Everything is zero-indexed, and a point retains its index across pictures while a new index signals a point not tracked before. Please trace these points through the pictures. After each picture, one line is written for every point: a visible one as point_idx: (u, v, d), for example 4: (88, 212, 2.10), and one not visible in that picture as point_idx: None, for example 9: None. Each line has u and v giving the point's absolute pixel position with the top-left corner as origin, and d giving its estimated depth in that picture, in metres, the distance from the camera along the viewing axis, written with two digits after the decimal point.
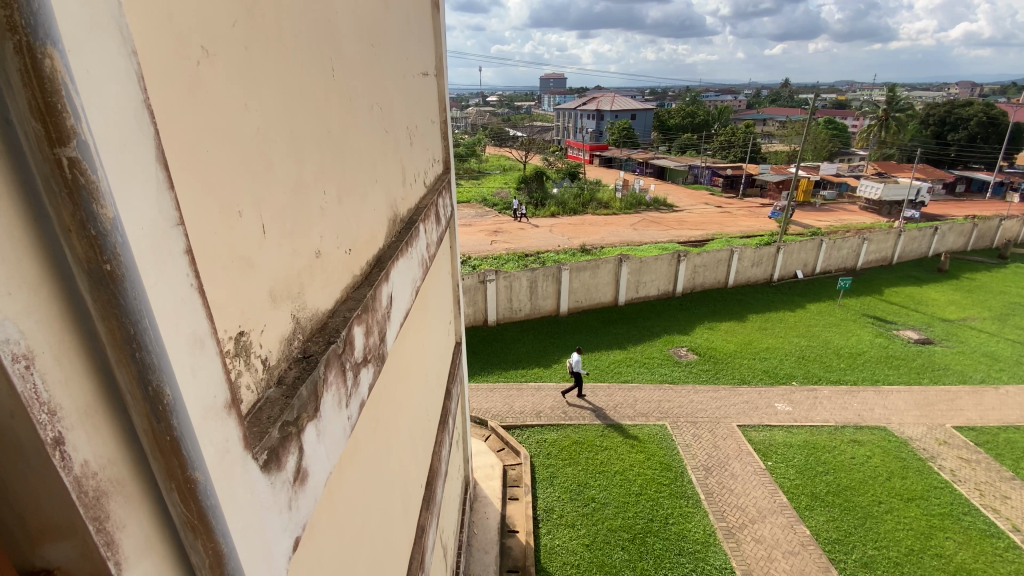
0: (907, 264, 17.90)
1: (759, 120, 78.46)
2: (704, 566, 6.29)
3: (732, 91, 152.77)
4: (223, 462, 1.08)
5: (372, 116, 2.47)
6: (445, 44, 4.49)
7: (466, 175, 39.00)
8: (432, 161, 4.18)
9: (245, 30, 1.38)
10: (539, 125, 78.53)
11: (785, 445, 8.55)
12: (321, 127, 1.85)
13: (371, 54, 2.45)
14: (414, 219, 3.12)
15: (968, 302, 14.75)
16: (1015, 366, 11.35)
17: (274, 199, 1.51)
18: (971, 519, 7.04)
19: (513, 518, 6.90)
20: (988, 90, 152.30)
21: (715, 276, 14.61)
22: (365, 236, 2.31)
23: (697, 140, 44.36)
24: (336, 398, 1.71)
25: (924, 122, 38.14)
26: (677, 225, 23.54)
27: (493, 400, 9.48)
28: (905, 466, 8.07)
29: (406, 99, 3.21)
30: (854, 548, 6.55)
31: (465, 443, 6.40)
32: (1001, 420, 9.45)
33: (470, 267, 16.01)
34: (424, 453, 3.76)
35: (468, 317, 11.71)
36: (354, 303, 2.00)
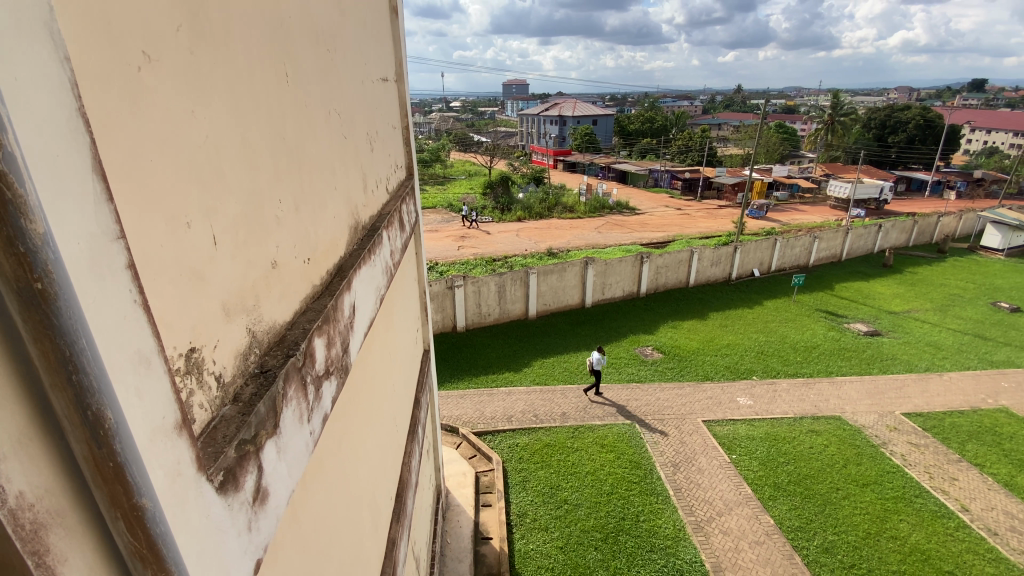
0: (855, 260, 18.87)
1: (715, 125, 80.82)
2: (676, 561, 6.42)
3: (687, 97, 152.82)
4: (175, 485, 1.03)
5: (330, 122, 2.43)
6: (405, 50, 4.46)
7: (431, 180, 38.81)
8: (394, 167, 4.12)
9: (191, 35, 1.33)
10: (502, 131, 78.92)
11: (748, 437, 8.84)
12: (275, 133, 1.80)
13: (327, 60, 2.41)
14: (377, 226, 3.08)
15: (911, 295, 15.65)
16: (955, 354, 12.10)
17: (226, 210, 1.46)
18: (923, 502, 7.44)
19: (487, 524, 6.85)
20: (922, 95, 152.87)
21: (676, 276, 15.00)
22: (325, 244, 2.26)
23: (656, 145, 45.57)
24: (296, 413, 1.66)
25: (866, 126, 40.40)
26: (640, 228, 24.08)
27: (464, 406, 9.41)
28: (859, 453, 8.47)
29: (366, 105, 3.17)
30: (815, 534, 6.82)
31: (435, 452, 6.33)
32: (944, 405, 10.04)
33: (437, 274, 15.89)
34: (394, 465, 3.69)
35: (437, 324, 11.60)
36: (314, 313, 1.95)
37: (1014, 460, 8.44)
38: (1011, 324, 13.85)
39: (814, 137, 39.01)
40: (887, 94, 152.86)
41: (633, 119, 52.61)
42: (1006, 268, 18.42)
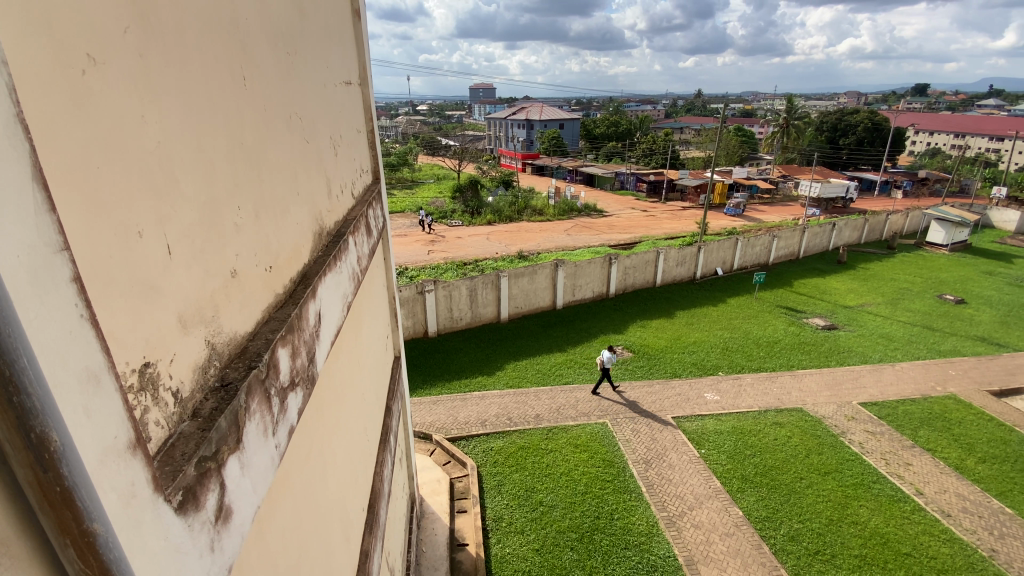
0: (811, 257, 19.69)
1: (676, 128, 82.61)
2: (649, 557, 6.51)
3: (650, 101, 152.79)
4: (128, 509, 0.98)
5: (291, 127, 2.37)
6: (369, 54, 4.40)
7: (399, 184, 38.42)
8: (359, 172, 4.06)
9: (140, 37, 1.28)
10: (470, 134, 79.04)
11: (716, 432, 9.07)
12: (232, 138, 1.75)
13: (288, 63, 2.36)
14: (342, 231, 3.02)
15: (864, 290, 16.42)
16: (906, 344, 12.75)
17: (181, 219, 1.41)
18: (881, 487, 7.80)
19: (463, 531, 6.81)
20: (870, 98, 152.91)
21: (644, 276, 15.32)
22: (288, 252, 2.21)
23: (621, 148, 46.51)
24: (260, 426, 1.61)
25: (819, 129, 42.34)
26: (608, 229, 24.48)
27: (437, 412, 9.31)
28: (821, 443, 8.81)
29: (328, 108, 3.12)
30: (782, 524, 7.04)
31: (409, 460, 6.24)
32: (897, 393, 10.56)
33: (406, 279, 15.70)
34: (365, 475, 3.63)
35: (407, 330, 11.47)
36: (277, 323, 1.90)
37: (962, 444, 8.93)
38: (956, 314, 14.67)
39: (771, 140, 40.52)
40: (836, 99, 152.84)
41: (599, 124, 53.57)
42: (949, 262, 19.52)
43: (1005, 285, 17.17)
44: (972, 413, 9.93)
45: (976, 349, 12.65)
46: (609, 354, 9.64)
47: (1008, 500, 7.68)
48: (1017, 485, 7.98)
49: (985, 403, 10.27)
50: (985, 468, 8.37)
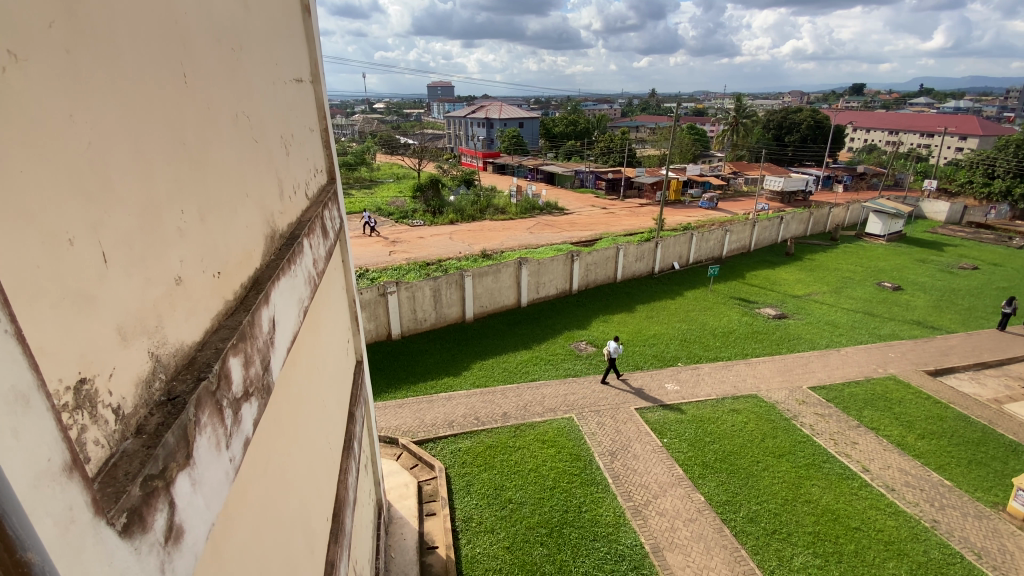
0: (762, 250, 20.59)
1: (632, 127, 84.61)
2: (617, 547, 6.65)
3: (607, 100, 152.87)
4: (67, 536, 0.92)
5: (237, 126, 2.27)
6: (320, 50, 4.27)
7: (357, 184, 37.58)
8: (313, 171, 3.93)
9: (66, 32, 1.19)
10: (430, 133, 78.32)
11: (677, 421, 9.34)
12: (173, 137, 1.66)
13: (233, 60, 2.26)
14: (297, 234, 2.92)
15: (811, 280, 17.30)
16: (850, 330, 13.52)
17: (117, 224, 1.33)
18: (831, 466, 8.24)
19: (432, 534, 6.75)
20: (812, 98, 152.90)
21: (605, 272, 15.61)
22: (238, 257, 2.12)
23: (580, 146, 47.22)
24: (212, 440, 1.55)
25: (766, 126, 44.51)
26: (569, 227, 24.81)
27: (403, 416, 9.17)
28: (775, 427, 9.23)
29: (278, 106, 3.01)
30: (741, 506, 7.34)
31: (374, 465, 6.12)
32: (843, 376, 11.19)
33: (367, 281, 15.39)
34: (328, 483, 3.54)
35: (370, 333, 11.26)
36: (228, 331, 1.82)
37: (903, 422, 9.54)
38: (894, 300, 15.64)
39: (722, 138, 42.07)
40: (781, 99, 152.88)
41: (558, 122, 54.27)
42: (887, 252, 20.79)
43: (936, 271, 18.43)
44: (910, 392, 10.61)
45: (913, 332, 13.53)
46: (615, 346, 9.99)
47: (946, 473, 8.25)
48: (953, 458, 8.59)
49: (921, 382, 11.01)
50: (923, 443, 8.97)
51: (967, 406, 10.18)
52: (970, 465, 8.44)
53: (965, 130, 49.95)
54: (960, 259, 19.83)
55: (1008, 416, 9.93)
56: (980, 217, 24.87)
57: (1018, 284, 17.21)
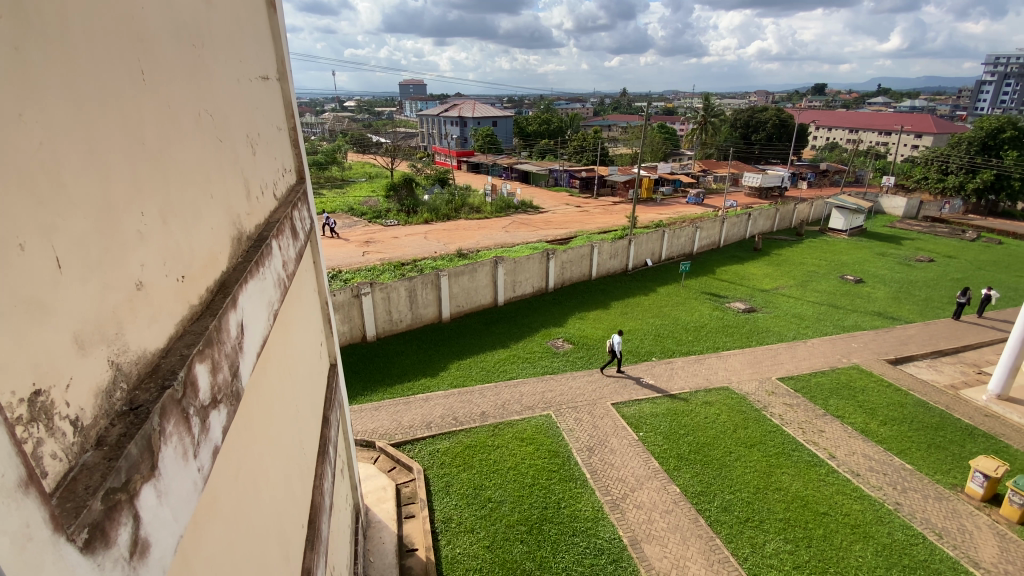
0: (731, 245, 21.12)
1: (605, 126, 85.64)
2: (596, 541, 6.73)
3: (579, 100, 152.82)
4: (24, 555, 0.87)
5: (200, 125, 2.20)
6: (287, 48, 4.17)
7: (328, 184, 36.95)
8: (281, 171, 3.83)
9: (16, 27, 1.13)
10: (403, 131, 77.43)
11: (652, 415, 9.50)
12: (130, 137, 1.60)
13: (194, 56, 2.19)
14: (264, 235, 2.85)
15: (778, 274, 17.83)
16: (815, 322, 13.99)
17: (70, 229, 1.27)
18: (800, 454, 8.52)
19: (412, 536, 6.69)
20: (777, 97, 152.95)
21: (580, 269, 15.76)
22: (203, 259, 2.06)
23: (554, 145, 47.53)
24: (178, 450, 1.51)
25: (733, 125, 45.74)
26: (544, 225, 24.95)
27: (380, 418, 9.06)
28: (746, 418, 9.48)
29: (243, 104, 2.93)
30: (715, 497, 7.52)
31: (351, 470, 6.02)
32: (810, 367, 11.57)
33: (340, 282, 15.14)
34: (303, 490, 3.47)
35: (344, 335, 11.10)
36: (193, 337, 1.77)
37: (866, 409, 9.93)
38: (856, 293, 16.25)
39: (692, 137, 42.97)
40: (748, 99, 152.91)
41: (532, 121, 54.57)
42: (849, 246, 21.59)
43: (895, 264, 19.23)
44: (873, 380, 11.05)
45: (874, 323, 14.09)
46: (616, 338, 10.38)
47: (907, 457, 8.63)
48: (914, 443, 8.99)
49: (883, 371, 11.47)
50: (886, 429, 9.35)
51: (926, 392, 10.67)
52: (929, 449, 8.84)
53: (920, 127, 50.58)
54: (917, 252, 20.73)
55: (963, 401, 10.44)
56: (934, 211, 26.27)
57: (970, 275, 18.10)
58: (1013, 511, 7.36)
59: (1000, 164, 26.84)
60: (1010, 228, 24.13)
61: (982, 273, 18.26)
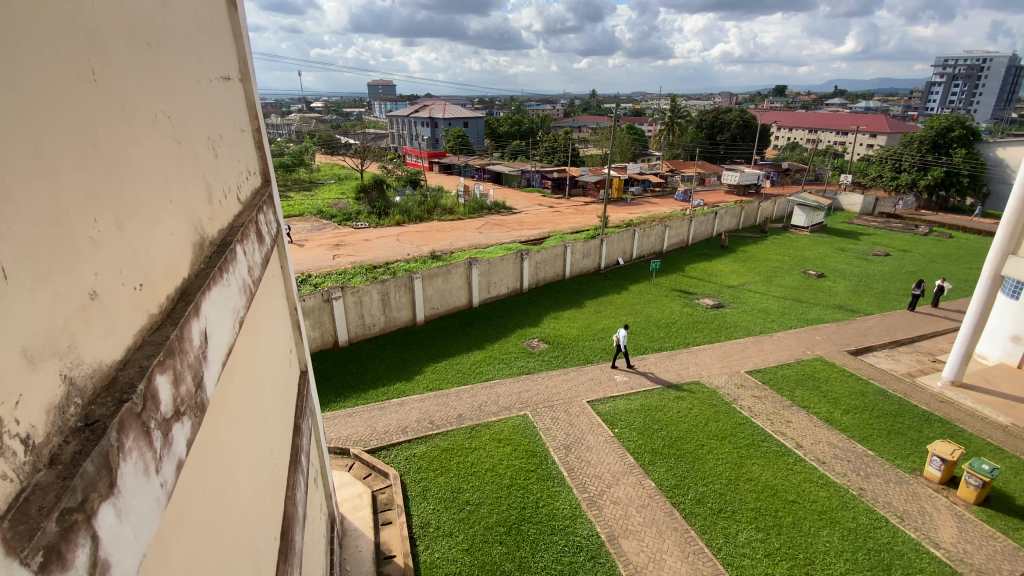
0: (700, 243, 21.65)
1: (575, 127, 86.85)
2: (575, 539, 6.78)
3: (549, 100, 152.87)
4: None
5: (156, 127, 2.12)
6: (249, 48, 4.05)
7: (296, 187, 36.16)
8: (244, 173, 3.72)
9: None
10: (372, 132, 76.38)
11: (626, 411, 9.63)
12: (80, 138, 1.53)
13: (149, 56, 2.10)
14: (228, 240, 2.76)
15: (744, 270, 18.35)
16: (781, 316, 14.47)
17: (18, 236, 1.20)
18: (769, 444, 8.79)
19: (389, 543, 6.59)
20: (740, 98, 152.78)
21: (554, 269, 15.87)
22: (162, 266, 1.98)
23: (525, 146, 47.81)
24: (138, 465, 1.46)
25: (700, 126, 46.95)
26: (517, 226, 25.03)
27: (354, 424, 8.90)
28: (717, 411, 9.71)
29: (203, 106, 2.83)
30: (689, 490, 7.68)
31: (325, 478, 5.91)
32: (776, 360, 11.95)
33: (310, 287, 14.86)
34: (275, 501, 3.38)
35: (315, 341, 10.88)
36: (153, 347, 1.71)
37: (830, 399, 10.31)
38: (818, 287, 16.86)
39: (660, 137, 43.91)
40: (713, 99, 152.77)
41: (503, 122, 54.78)
42: (810, 242, 22.39)
43: (854, 259, 20.03)
44: (835, 370, 11.50)
45: (836, 315, 14.66)
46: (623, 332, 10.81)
47: (869, 444, 9.00)
48: (875, 430, 9.38)
49: (845, 361, 11.94)
50: (849, 418, 9.74)
51: (885, 381, 11.15)
52: (889, 435, 9.26)
53: (875, 128, 52.85)
54: (874, 247, 21.66)
55: (919, 388, 10.95)
56: (889, 208, 27.56)
57: (923, 267, 19.01)
58: (969, 492, 7.74)
59: (949, 162, 28.36)
60: (958, 223, 25.46)
61: (935, 266, 19.21)
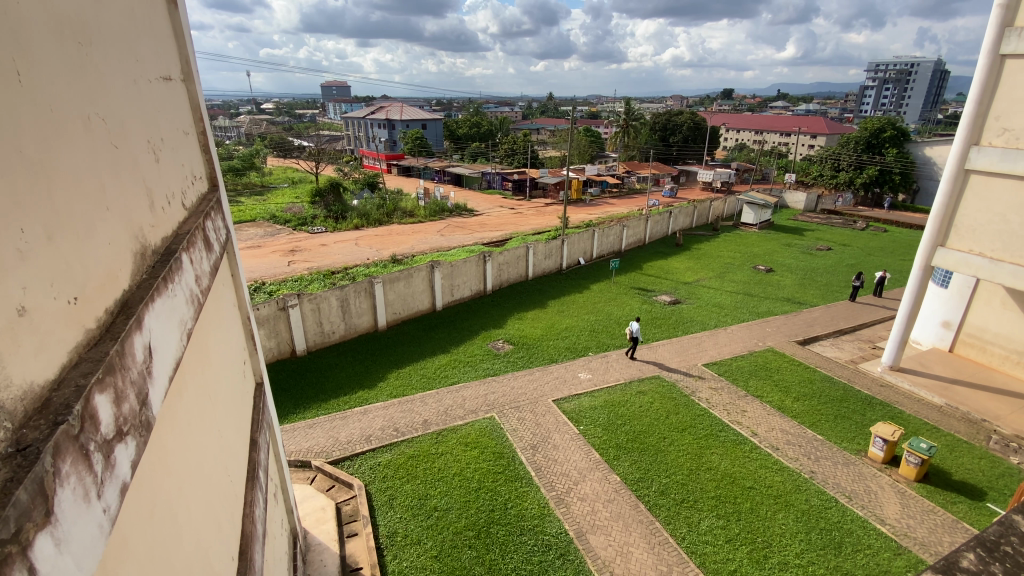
0: (657, 242, 22.29)
1: (533, 129, 87.91)
2: (544, 537, 6.82)
3: (506, 103, 153.08)
4: None
5: (90, 129, 2.00)
6: (192, 47, 3.86)
7: (247, 191, 34.74)
8: (189, 178, 3.54)
9: None
10: (325, 134, 74.40)
11: (591, 407, 9.81)
12: (4, 144, 1.42)
13: (80, 55, 1.98)
14: (173, 249, 2.64)
15: (698, 267, 19.00)
16: (734, 310, 15.08)
17: None
18: (726, 434, 9.12)
19: (355, 555, 6.43)
20: (691, 101, 152.77)
21: (516, 271, 15.94)
22: (98, 278, 1.86)
23: (484, 148, 47.87)
24: (77, 491, 1.37)
25: (653, 129, 48.42)
26: (479, 228, 25.01)
27: (316, 436, 8.63)
28: (677, 404, 10.01)
29: (142, 108, 2.68)
30: (653, 482, 7.88)
31: (286, 493, 5.71)
32: (731, 352, 12.43)
33: (265, 295, 14.35)
34: (231, 520, 3.24)
35: (271, 351, 10.52)
36: (91, 364, 1.61)
37: (782, 388, 10.82)
38: (768, 281, 17.69)
39: (616, 139, 45.00)
40: (666, 104, 153.03)
41: (462, 125, 54.87)
42: (759, 238, 23.47)
43: (800, 253, 21.10)
44: (786, 360, 12.07)
45: (784, 308, 15.42)
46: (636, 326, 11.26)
47: (817, 428, 9.52)
48: (823, 415, 9.91)
49: (794, 351, 12.56)
50: (799, 405, 10.24)
51: (831, 368, 11.80)
52: (837, 419, 9.81)
53: (815, 129, 56.18)
54: (818, 241, 22.91)
55: (862, 374, 11.65)
56: (830, 204, 29.22)
57: (863, 260, 20.26)
58: (910, 470, 8.29)
59: (882, 160, 30.44)
60: (892, 218, 27.24)
61: (872, 258, 20.53)
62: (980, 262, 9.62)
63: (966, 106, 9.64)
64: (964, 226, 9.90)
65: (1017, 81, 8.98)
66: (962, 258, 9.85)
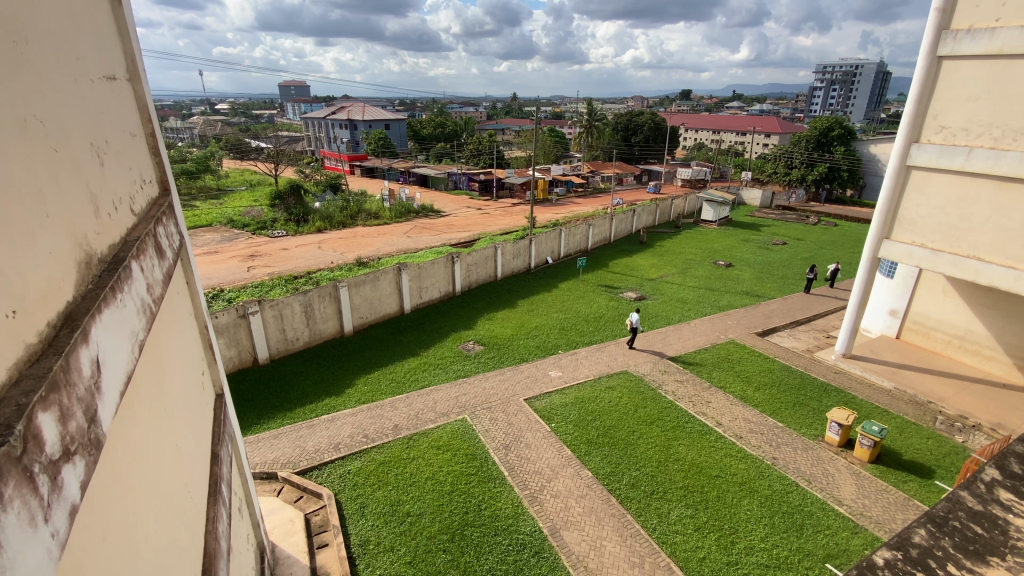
0: (622, 239, 22.70)
1: (497, 130, 88.06)
2: (518, 536, 6.85)
3: (470, 104, 152.62)
4: None
5: (26, 131, 1.88)
6: (137, 44, 3.67)
7: (202, 194, 33.33)
8: (137, 182, 3.38)
9: None
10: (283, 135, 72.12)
11: (562, 405, 9.90)
12: None
13: (14, 53, 1.85)
14: (122, 257, 2.51)
15: (662, 264, 19.47)
16: (697, 304, 15.52)
17: None
18: (693, 425, 9.39)
19: (327, 566, 6.28)
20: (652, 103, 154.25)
21: (485, 271, 15.92)
22: (39, 291, 1.76)
23: (449, 149, 47.55)
24: (22, 516, 1.29)
25: (615, 129, 49.30)
26: (446, 229, 24.83)
27: (282, 446, 8.39)
28: (645, 397, 10.24)
29: (84, 108, 2.54)
30: (624, 476, 8.01)
31: (252, 506, 5.54)
32: (695, 345, 12.78)
33: (223, 302, 13.86)
34: (193, 537, 3.12)
35: (232, 360, 10.16)
36: (34, 381, 1.52)
37: (744, 378, 11.20)
38: (728, 275, 18.29)
39: (580, 139, 45.62)
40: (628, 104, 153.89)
41: (426, 125, 54.42)
42: (719, 234, 24.23)
43: (757, 248, 21.91)
44: (746, 352, 12.50)
45: (744, 301, 15.99)
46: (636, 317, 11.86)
47: (778, 416, 9.90)
48: (783, 403, 10.32)
49: (754, 343, 13.02)
50: (760, 394, 10.63)
51: (788, 358, 12.30)
52: (796, 407, 10.23)
53: (768, 129, 58.54)
54: (773, 236, 23.87)
55: (817, 362, 12.19)
56: (785, 201, 30.46)
57: (816, 253, 21.22)
58: (863, 452, 8.73)
59: (832, 158, 31.96)
60: (841, 212, 28.64)
61: (825, 252, 21.52)
62: (923, 253, 10.23)
63: (907, 106, 10.26)
64: (907, 219, 10.51)
65: (953, 81, 9.57)
66: (906, 250, 10.44)
